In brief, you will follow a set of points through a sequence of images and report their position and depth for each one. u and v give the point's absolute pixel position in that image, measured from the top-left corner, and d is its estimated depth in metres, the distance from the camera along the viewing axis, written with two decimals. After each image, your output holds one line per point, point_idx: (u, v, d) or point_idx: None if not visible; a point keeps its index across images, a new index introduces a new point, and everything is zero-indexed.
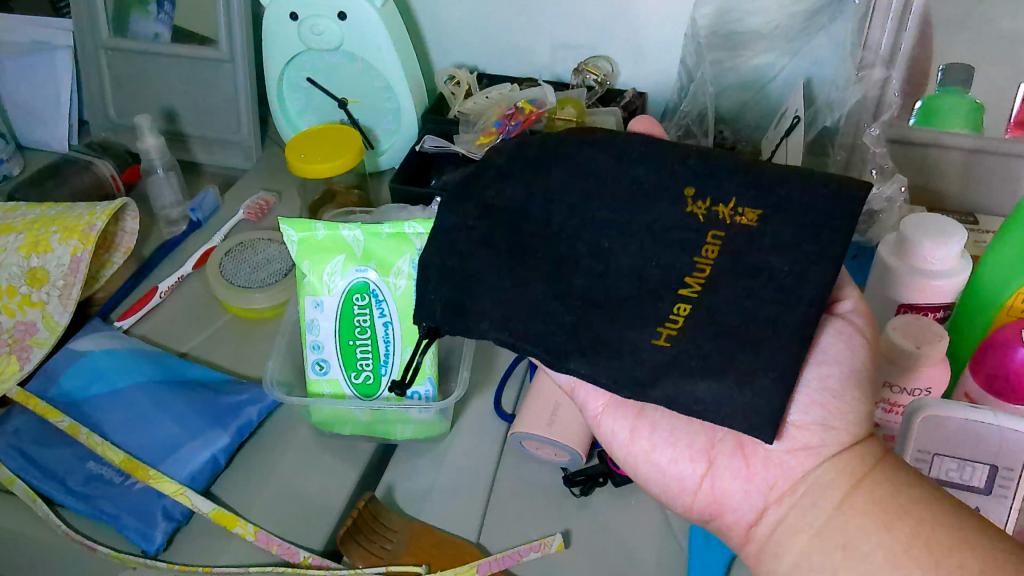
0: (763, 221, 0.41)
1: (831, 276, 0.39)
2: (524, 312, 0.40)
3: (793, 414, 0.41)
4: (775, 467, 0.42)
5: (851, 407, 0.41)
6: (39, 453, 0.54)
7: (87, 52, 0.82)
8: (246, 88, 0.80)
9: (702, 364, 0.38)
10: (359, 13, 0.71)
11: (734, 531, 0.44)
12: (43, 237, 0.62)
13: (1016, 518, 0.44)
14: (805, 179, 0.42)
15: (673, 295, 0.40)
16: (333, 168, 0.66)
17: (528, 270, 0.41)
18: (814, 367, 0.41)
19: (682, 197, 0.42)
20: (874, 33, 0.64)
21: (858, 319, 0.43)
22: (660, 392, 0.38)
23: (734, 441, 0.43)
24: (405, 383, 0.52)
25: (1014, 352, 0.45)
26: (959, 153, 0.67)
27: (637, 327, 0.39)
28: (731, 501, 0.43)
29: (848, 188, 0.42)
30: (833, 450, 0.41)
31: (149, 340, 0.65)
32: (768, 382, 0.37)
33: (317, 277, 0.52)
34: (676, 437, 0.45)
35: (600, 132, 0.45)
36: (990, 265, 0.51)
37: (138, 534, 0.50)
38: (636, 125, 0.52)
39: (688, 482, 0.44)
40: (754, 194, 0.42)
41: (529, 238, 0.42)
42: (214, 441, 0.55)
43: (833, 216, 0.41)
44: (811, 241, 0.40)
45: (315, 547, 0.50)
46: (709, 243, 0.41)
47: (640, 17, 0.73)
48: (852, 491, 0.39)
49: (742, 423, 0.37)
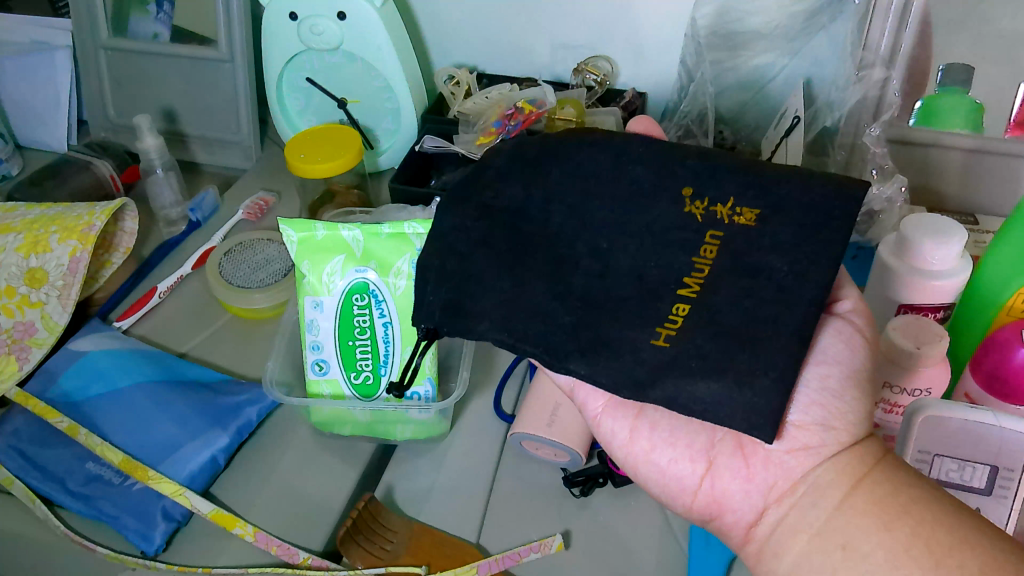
0: (762, 221, 0.41)
1: (830, 275, 0.39)
2: (524, 312, 0.40)
3: (793, 414, 0.41)
4: (775, 467, 0.42)
5: (851, 407, 0.41)
6: (38, 454, 0.54)
7: (86, 52, 0.82)
8: (245, 88, 0.80)
9: (701, 364, 0.38)
10: (359, 13, 0.71)
11: (734, 532, 0.44)
12: (42, 236, 0.62)
13: (1016, 519, 0.44)
14: (805, 180, 0.42)
15: (672, 295, 0.40)
16: (333, 168, 0.66)
17: (528, 271, 0.41)
18: (815, 367, 0.41)
19: (681, 197, 0.42)
20: (874, 34, 0.64)
21: (858, 319, 0.43)
22: (660, 392, 0.38)
23: (734, 440, 0.43)
24: (404, 384, 0.52)
25: (1014, 352, 0.45)
26: (960, 153, 0.66)
27: (636, 327, 0.39)
28: (731, 501, 0.43)
29: (847, 188, 0.42)
30: (833, 450, 0.41)
31: (149, 340, 0.65)
32: (768, 382, 0.37)
33: (317, 278, 0.52)
34: (676, 437, 0.45)
35: (599, 133, 0.46)
36: (991, 265, 0.51)
37: (138, 534, 0.50)
38: (635, 125, 0.52)
39: (688, 482, 0.44)
40: (753, 194, 0.42)
41: (528, 238, 0.42)
42: (214, 441, 0.55)
43: (832, 215, 0.41)
44: (811, 241, 0.40)
45: (315, 547, 0.50)
46: (708, 243, 0.41)
47: (641, 18, 0.73)
48: (852, 491, 0.39)
49: (742, 422, 0.37)
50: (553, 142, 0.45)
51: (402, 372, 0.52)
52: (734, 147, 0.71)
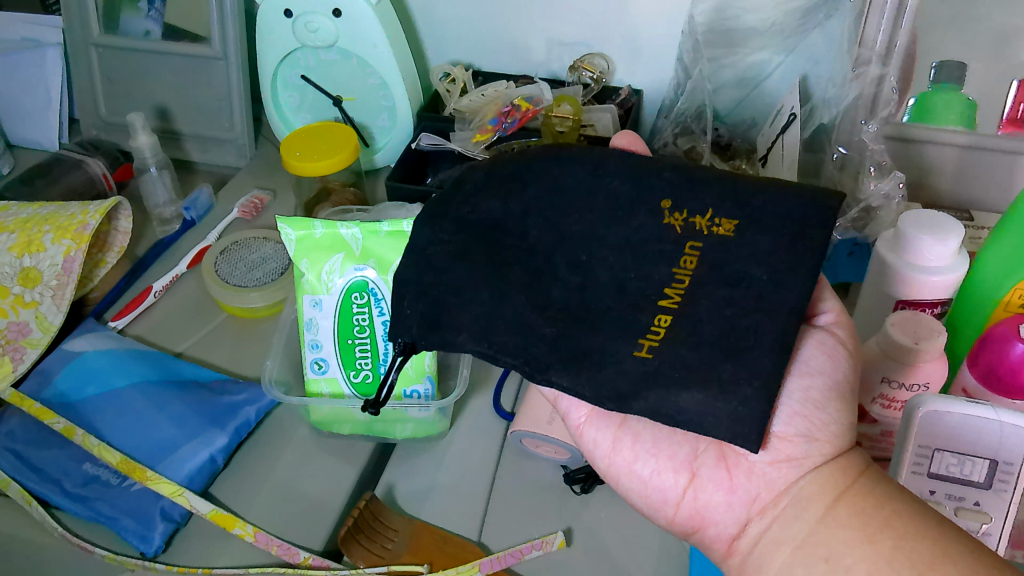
0: (740, 231, 0.41)
1: (808, 284, 0.39)
2: (505, 322, 0.40)
3: (776, 425, 0.41)
4: (758, 478, 0.43)
5: (834, 418, 0.41)
6: (34, 455, 0.54)
7: (78, 49, 0.81)
8: (239, 85, 0.79)
9: (684, 374, 0.38)
10: (354, 10, 0.71)
11: (717, 544, 0.44)
12: (36, 237, 0.62)
13: (1016, 511, 0.45)
14: (782, 190, 0.42)
15: (652, 306, 0.40)
16: (330, 166, 0.66)
17: (507, 281, 0.41)
18: (797, 379, 0.42)
19: (659, 209, 0.42)
20: (870, 28, 0.63)
21: (840, 331, 0.44)
22: (644, 403, 0.38)
23: (717, 451, 0.44)
24: (380, 401, 0.50)
25: (1011, 346, 0.46)
26: (954, 149, 0.67)
27: (618, 338, 0.39)
28: (713, 513, 0.43)
29: (820, 197, 0.42)
30: (816, 462, 0.41)
31: (144, 340, 0.65)
32: (752, 391, 0.37)
33: (315, 276, 0.52)
34: (658, 449, 0.45)
35: (574, 147, 0.45)
36: (987, 261, 0.52)
37: (137, 536, 0.49)
38: (619, 140, 0.52)
39: (670, 493, 0.45)
40: (730, 205, 0.42)
41: (505, 254, 0.42)
42: (212, 441, 0.54)
43: (808, 225, 0.41)
44: (789, 249, 0.40)
45: (315, 547, 0.50)
46: (688, 254, 0.41)
47: (637, 16, 0.73)
48: (834, 504, 0.39)
49: (727, 432, 0.37)
50: (531, 157, 0.45)
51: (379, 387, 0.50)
52: (730, 146, 0.73)
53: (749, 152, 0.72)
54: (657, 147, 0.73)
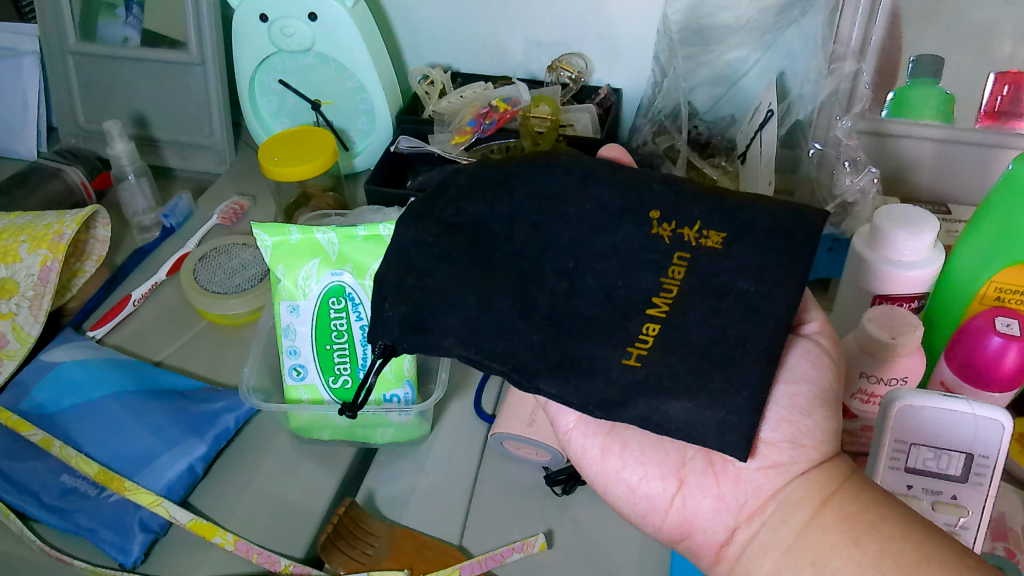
0: (728, 244, 0.41)
1: (796, 296, 0.40)
2: (490, 331, 0.39)
3: (764, 431, 0.41)
4: (745, 485, 0.42)
5: (819, 425, 0.41)
6: (10, 468, 0.53)
7: (54, 57, 0.80)
8: (217, 88, 0.78)
9: (673, 383, 0.38)
10: (330, 13, 0.70)
11: (706, 551, 0.44)
12: (12, 247, 0.62)
13: (993, 504, 0.45)
14: (767, 206, 0.43)
15: (640, 315, 0.40)
16: (307, 171, 0.65)
17: (493, 286, 0.40)
18: (784, 386, 0.42)
19: (648, 220, 0.42)
20: (845, 25, 0.63)
21: (824, 340, 0.44)
22: (633, 411, 0.38)
23: (705, 459, 0.43)
24: (357, 404, 0.50)
25: (987, 340, 0.46)
26: (931, 144, 0.67)
27: (605, 346, 0.39)
28: (702, 520, 0.43)
29: (806, 213, 0.42)
30: (802, 468, 0.41)
31: (124, 349, 0.64)
32: (741, 401, 0.38)
33: (292, 281, 0.52)
34: (646, 457, 0.45)
35: (563, 155, 0.46)
36: (962, 255, 0.52)
37: (115, 547, 0.49)
38: (607, 153, 0.53)
39: (659, 501, 0.44)
40: (719, 218, 0.42)
41: (492, 260, 0.41)
42: (190, 450, 0.54)
43: (794, 239, 0.41)
44: (776, 262, 0.41)
45: (297, 554, 0.50)
46: (676, 265, 0.41)
47: (616, 15, 0.73)
48: (821, 508, 0.40)
49: (715, 441, 0.37)
50: (517, 165, 0.45)
51: (357, 390, 0.51)
52: (709, 144, 0.72)
53: (727, 149, 0.72)
54: (637, 146, 0.73)
